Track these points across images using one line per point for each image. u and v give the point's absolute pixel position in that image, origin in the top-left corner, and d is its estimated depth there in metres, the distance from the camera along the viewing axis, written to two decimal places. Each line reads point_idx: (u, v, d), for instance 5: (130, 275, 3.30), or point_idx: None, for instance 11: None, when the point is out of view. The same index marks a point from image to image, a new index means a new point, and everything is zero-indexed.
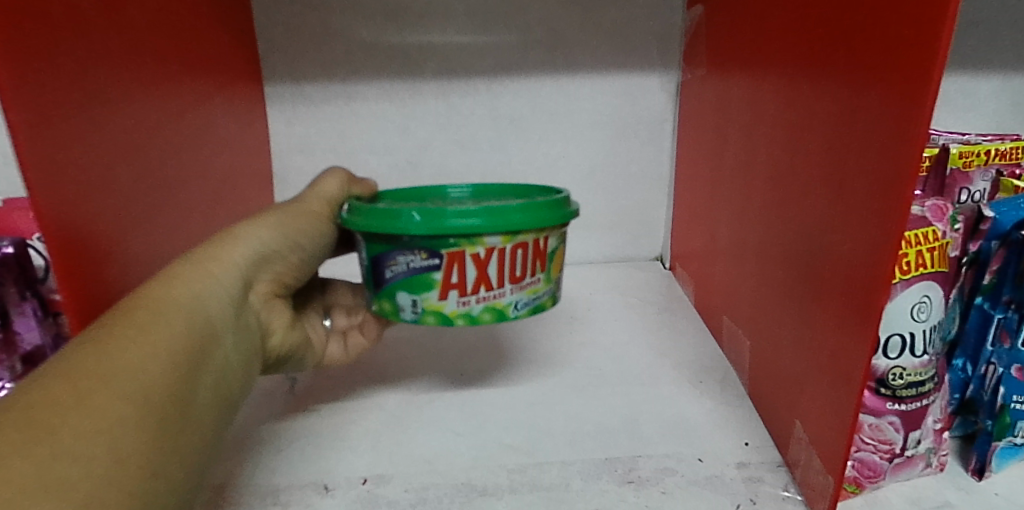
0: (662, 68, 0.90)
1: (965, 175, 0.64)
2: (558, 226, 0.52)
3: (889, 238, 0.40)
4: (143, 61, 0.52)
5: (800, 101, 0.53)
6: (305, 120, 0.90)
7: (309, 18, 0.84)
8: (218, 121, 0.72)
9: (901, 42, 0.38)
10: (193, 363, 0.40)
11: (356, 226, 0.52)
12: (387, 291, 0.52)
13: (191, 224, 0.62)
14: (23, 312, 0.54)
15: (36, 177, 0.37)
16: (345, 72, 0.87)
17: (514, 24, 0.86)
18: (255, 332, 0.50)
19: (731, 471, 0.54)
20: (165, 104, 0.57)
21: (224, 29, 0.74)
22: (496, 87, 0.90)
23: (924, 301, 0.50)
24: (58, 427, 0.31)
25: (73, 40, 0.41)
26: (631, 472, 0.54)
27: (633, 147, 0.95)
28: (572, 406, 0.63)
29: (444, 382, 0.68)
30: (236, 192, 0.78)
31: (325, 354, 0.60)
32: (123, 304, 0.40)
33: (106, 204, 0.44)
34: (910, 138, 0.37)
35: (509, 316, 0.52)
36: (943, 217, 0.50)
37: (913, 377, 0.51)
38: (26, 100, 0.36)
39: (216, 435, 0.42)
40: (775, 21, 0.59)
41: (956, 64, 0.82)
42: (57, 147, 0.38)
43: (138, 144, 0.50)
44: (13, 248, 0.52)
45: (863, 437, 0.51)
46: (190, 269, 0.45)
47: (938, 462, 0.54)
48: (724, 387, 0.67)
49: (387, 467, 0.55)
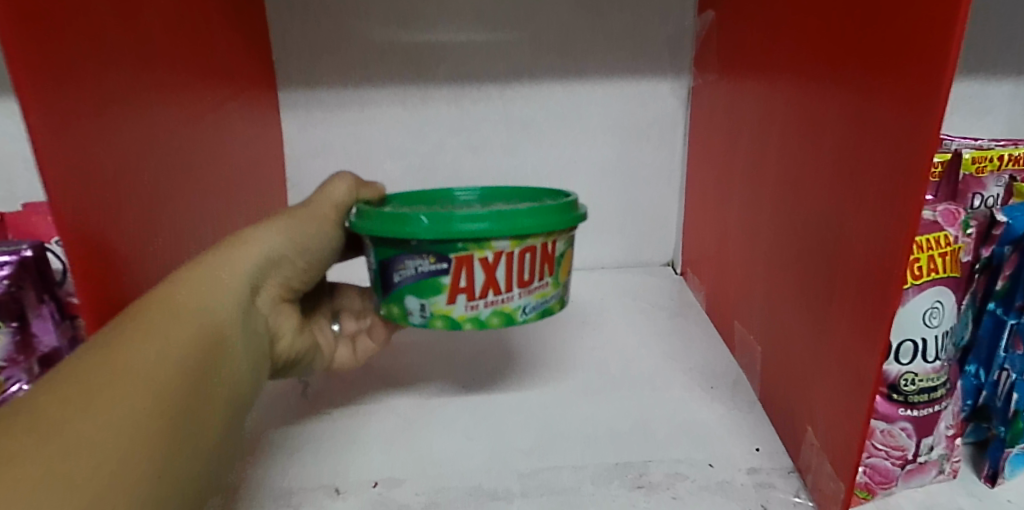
0: (673, 73, 0.91)
1: (979, 180, 0.63)
2: (567, 230, 0.53)
3: (900, 243, 0.40)
4: (160, 69, 0.54)
5: (811, 105, 0.53)
6: (319, 126, 0.91)
7: (323, 25, 0.85)
8: (234, 128, 0.74)
9: (912, 45, 0.39)
10: (201, 365, 0.41)
11: (365, 230, 0.52)
12: (395, 295, 0.53)
13: (206, 229, 0.63)
14: (41, 315, 0.54)
15: (54, 177, 0.37)
16: (359, 79, 0.88)
17: (526, 30, 0.87)
18: (263, 336, 0.50)
19: (743, 477, 0.54)
20: (182, 110, 0.59)
21: (240, 38, 0.75)
22: (508, 93, 0.90)
23: (936, 306, 0.50)
24: (64, 425, 0.32)
25: (94, 48, 0.42)
26: (642, 477, 0.54)
27: (644, 152, 0.95)
28: (584, 411, 0.64)
29: (454, 387, 0.69)
30: (250, 198, 0.79)
31: (334, 358, 0.61)
32: (132, 308, 0.40)
33: (124, 209, 0.45)
34: (921, 141, 0.37)
35: (517, 320, 0.52)
36: (955, 221, 0.49)
37: (925, 383, 0.51)
38: (48, 106, 0.37)
39: (224, 438, 0.43)
40: (786, 26, 0.59)
41: (970, 68, 0.82)
42: (75, 149, 0.39)
43: (154, 150, 0.51)
44: (32, 252, 0.53)
45: (875, 443, 0.51)
46: (198, 273, 0.46)
47: (951, 468, 0.54)
48: (735, 392, 0.67)
49: (399, 471, 0.56)
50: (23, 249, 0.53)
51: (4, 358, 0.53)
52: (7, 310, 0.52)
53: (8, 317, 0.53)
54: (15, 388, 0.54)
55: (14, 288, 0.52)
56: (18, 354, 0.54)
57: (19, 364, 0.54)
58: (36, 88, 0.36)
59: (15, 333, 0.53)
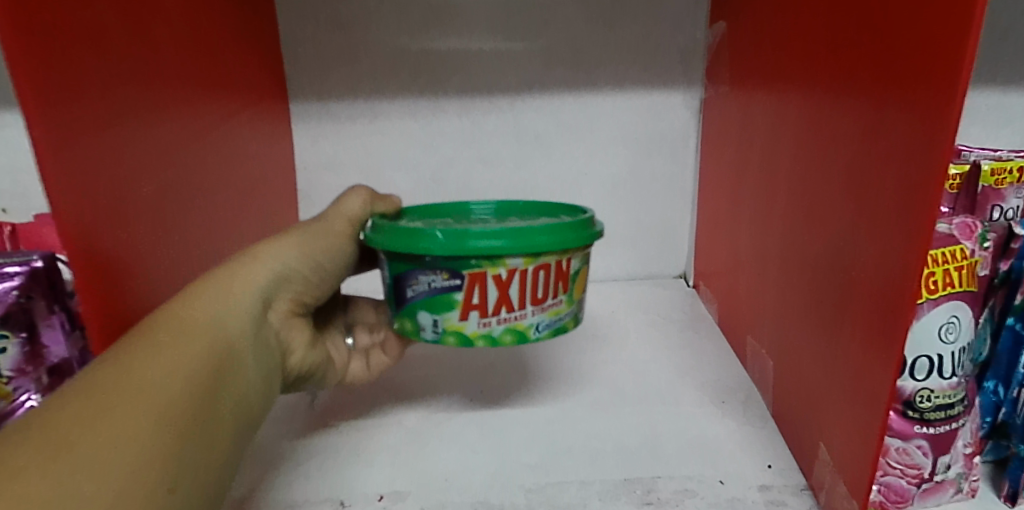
0: (685, 85, 0.90)
1: (998, 192, 0.62)
2: (582, 247, 0.52)
3: (914, 258, 0.39)
4: (168, 81, 0.54)
5: (825, 116, 0.53)
6: (330, 138, 0.92)
7: (335, 38, 0.86)
8: (244, 140, 0.74)
9: (924, 56, 0.38)
10: (212, 382, 0.41)
11: (379, 244, 0.52)
12: (408, 310, 0.53)
13: (214, 239, 0.64)
14: (51, 325, 0.55)
15: (57, 182, 0.38)
16: (370, 91, 0.89)
17: (537, 42, 0.87)
18: (274, 351, 0.51)
19: (754, 494, 0.53)
20: (190, 122, 0.59)
21: (251, 52, 0.76)
22: (518, 105, 0.91)
23: (952, 322, 0.49)
24: (75, 443, 0.32)
25: (100, 61, 0.43)
26: (650, 493, 0.53)
27: (655, 164, 0.95)
28: (592, 425, 0.63)
29: (463, 400, 0.69)
30: (260, 209, 0.80)
31: (347, 372, 0.61)
32: (144, 323, 0.41)
33: (130, 222, 0.45)
34: (934, 152, 0.37)
35: (530, 338, 0.52)
36: (972, 235, 0.48)
37: (941, 400, 0.50)
38: (52, 120, 0.37)
39: (234, 452, 0.43)
40: (798, 36, 0.58)
41: (988, 78, 0.81)
42: (78, 157, 0.40)
43: (161, 162, 0.52)
44: (43, 262, 0.54)
45: (889, 461, 0.50)
46: (210, 288, 0.46)
47: (970, 488, 0.52)
48: (747, 407, 0.66)
49: (404, 485, 0.55)
50: (33, 259, 0.54)
51: (12, 369, 0.53)
52: (15, 319, 0.53)
53: (17, 328, 0.53)
54: (23, 398, 0.54)
55: (24, 297, 0.53)
56: (26, 364, 0.54)
57: (28, 375, 0.54)
58: (36, 90, 0.36)
59: (24, 344, 0.54)
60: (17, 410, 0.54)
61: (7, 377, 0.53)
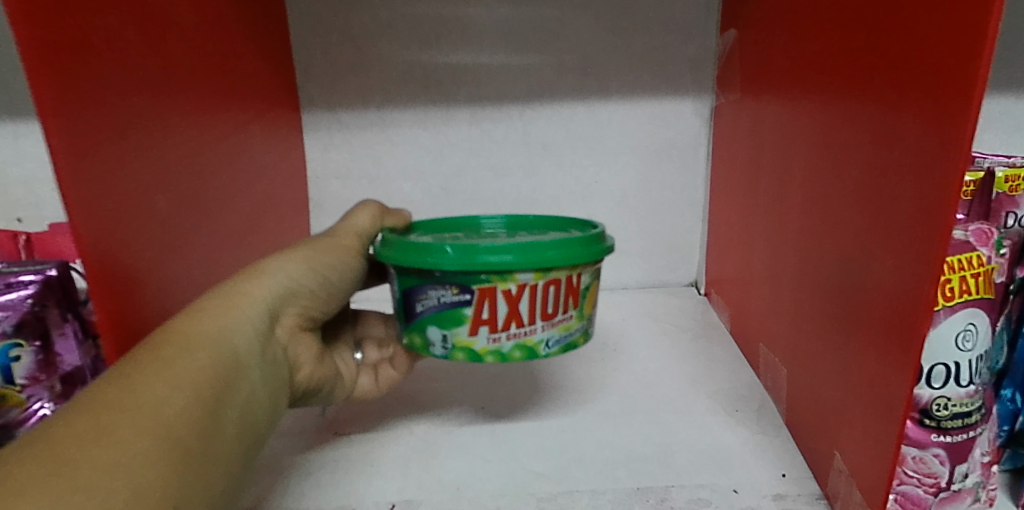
0: (696, 93, 0.90)
1: (1012, 199, 0.62)
2: (592, 262, 0.52)
3: (929, 265, 0.39)
4: (182, 91, 0.55)
5: (838, 124, 0.52)
6: (341, 148, 0.92)
7: (347, 50, 0.87)
8: (257, 149, 0.75)
9: (937, 62, 0.38)
10: (217, 397, 0.40)
11: (388, 258, 0.53)
12: (417, 325, 0.53)
13: (227, 249, 0.64)
14: (65, 334, 0.55)
15: (72, 192, 0.38)
16: (381, 101, 0.90)
17: (547, 51, 0.88)
18: (282, 366, 0.51)
19: (768, 503, 0.53)
20: (204, 131, 0.60)
21: (263, 62, 0.77)
22: (529, 113, 0.91)
23: (969, 329, 0.48)
24: (78, 458, 0.31)
25: (117, 72, 0.43)
26: (664, 503, 0.53)
27: (666, 172, 0.94)
28: (605, 434, 0.63)
29: (474, 410, 0.68)
30: (272, 219, 0.80)
31: (355, 386, 0.61)
32: (151, 338, 0.41)
33: (145, 233, 0.46)
34: (950, 159, 0.37)
35: (540, 354, 0.52)
36: (988, 241, 0.48)
37: (958, 408, 0.49)
38: (69, 131, 0.38)
39: (238, 469, 0.42)
40: (811, 44, 0.58)
41: (1001, 83, 0.80)
42: (95, 168, 0.40)
43: (176, 173, 0.52)
44: (57, 271, 0.55)
45: (905, 470, 0.50)
46: (217, 303, 0.46)
47: (988, 497, 0.52)
48: (760, 416, 0.65)
49: (415, 493, 0.55)
50: (47, 269, 0.55)
51: (26, 377, 0.54)
52: (30, 328, 0.53)
53: (32, 336, 0.53)
54: (36, 407, 0.54)
55: (38, 306, 0.53)
56: (40, 372, 0.54)
57: (41, 383, 0.54)
58: (52, 97, 0.37)
59: (38, 352, 0.54)
60: (30, 419, 0.54)
61: (21, 385, 0.54)
